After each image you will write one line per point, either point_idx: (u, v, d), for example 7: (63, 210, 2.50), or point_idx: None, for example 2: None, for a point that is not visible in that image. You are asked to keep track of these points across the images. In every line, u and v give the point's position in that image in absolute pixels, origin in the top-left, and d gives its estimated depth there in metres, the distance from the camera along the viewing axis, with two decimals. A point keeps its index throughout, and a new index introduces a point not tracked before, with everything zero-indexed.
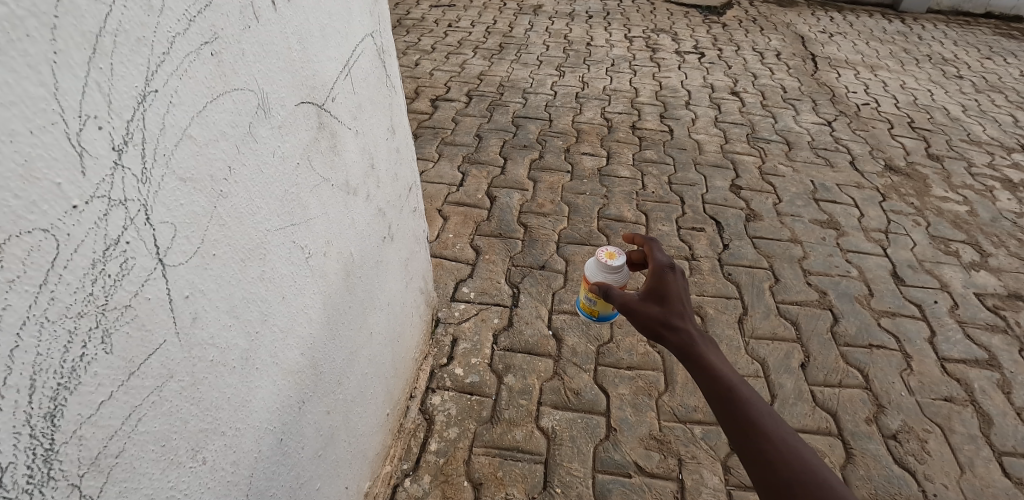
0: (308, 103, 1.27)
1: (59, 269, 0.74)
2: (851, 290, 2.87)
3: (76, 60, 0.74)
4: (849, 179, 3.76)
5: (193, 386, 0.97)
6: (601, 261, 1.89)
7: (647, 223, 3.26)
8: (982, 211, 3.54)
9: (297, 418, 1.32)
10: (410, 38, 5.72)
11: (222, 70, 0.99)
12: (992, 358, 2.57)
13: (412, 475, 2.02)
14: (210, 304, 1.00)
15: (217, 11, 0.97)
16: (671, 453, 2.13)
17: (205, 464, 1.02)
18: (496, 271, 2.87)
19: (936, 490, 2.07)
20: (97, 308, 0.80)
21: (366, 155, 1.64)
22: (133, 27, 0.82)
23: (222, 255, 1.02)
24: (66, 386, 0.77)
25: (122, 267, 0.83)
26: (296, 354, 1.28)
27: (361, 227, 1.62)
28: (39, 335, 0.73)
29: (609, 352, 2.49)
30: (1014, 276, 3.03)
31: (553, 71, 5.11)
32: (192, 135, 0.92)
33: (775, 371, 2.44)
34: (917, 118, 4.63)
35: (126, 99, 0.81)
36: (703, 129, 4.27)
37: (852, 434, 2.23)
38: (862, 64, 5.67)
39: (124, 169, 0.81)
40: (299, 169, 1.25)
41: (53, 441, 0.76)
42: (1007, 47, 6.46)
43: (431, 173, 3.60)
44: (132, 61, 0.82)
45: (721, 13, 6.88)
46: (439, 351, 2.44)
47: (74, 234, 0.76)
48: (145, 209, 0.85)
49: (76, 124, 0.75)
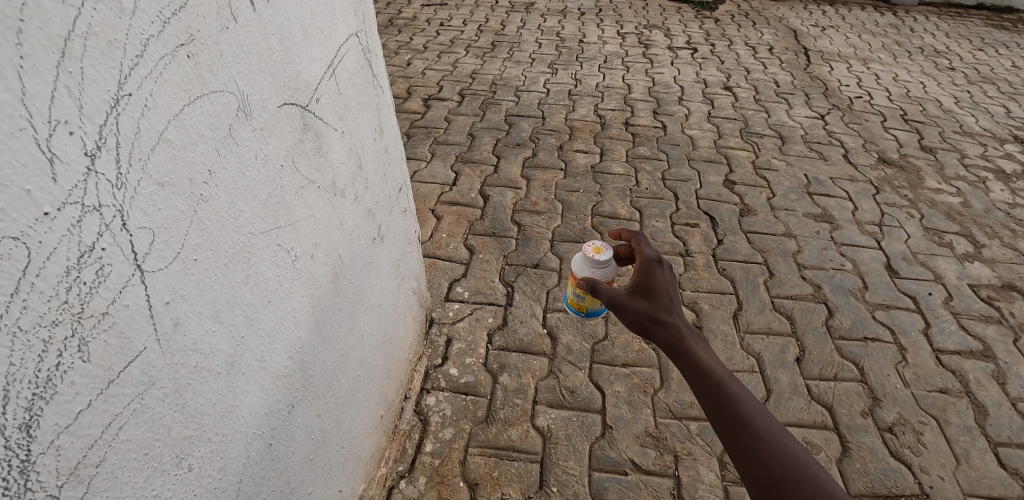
0: (291, 104, 1.26)
1: (31, 278, 0.73)
2: (846, 283, 2.87)
3: (45, 64, 0.73)
4: (842, 172, 3.76)
5: (176, 392, 0.96)
6: (588, 256, 1.88)
7: (640, 219, 3.25)
8: (975, 202, 3.54)
9: (287, 421, 1.31)
10: (402, 38, 5.70)
11: (200, 72, 0.97)
12: (986, 349, 2.58)
13: (407, 476, 2.01)
14: (192, 309, 0.99)
15: (192, 12, 0.95)
16: (667, 449, 2.12)
17: (190, 471, 1.01)
18: (490, 270, 2.86)
19: (932, 482, 2.07)
20: (72, 316, 0.78)
21: (354, 156, 1.63)
22: (104, 30, 0.80)
23: (204, 260, 1.00)
24: (42, 396, 0.75)
25: (98, 274, 0.81)
26: (283, 358, 1.27)
27: (349, 228, 1.60)
28: (12, 345, 0.71)
29: (604, 349, 2.48)
30: (1008, 267, 3.04)
31: (546, 69, 5.10)
32: (169, 139, 0.91)
33: (770, 365, 2.44)
34: (910, 110, 4.64)
35: (98, 103, 0.80)
36: (696, 124, 4.27)
37: (848, 427, 2.23)
38: (855, 57, 5.68)
39: (98, 175, 0.80)
40: (283, 171, 1.24)
41: (29, 451, 0.74)
42: (998, 38, 6.48)
43: (424, 172, 3.59)
44: (104, 65, 0.80)
45: (713, 7, 6.88)
46: (434, 352, 2.44)
47: (46, 241, 0.74)
48: (121, 215, 0.84)
49: (46, 130, 0.74)
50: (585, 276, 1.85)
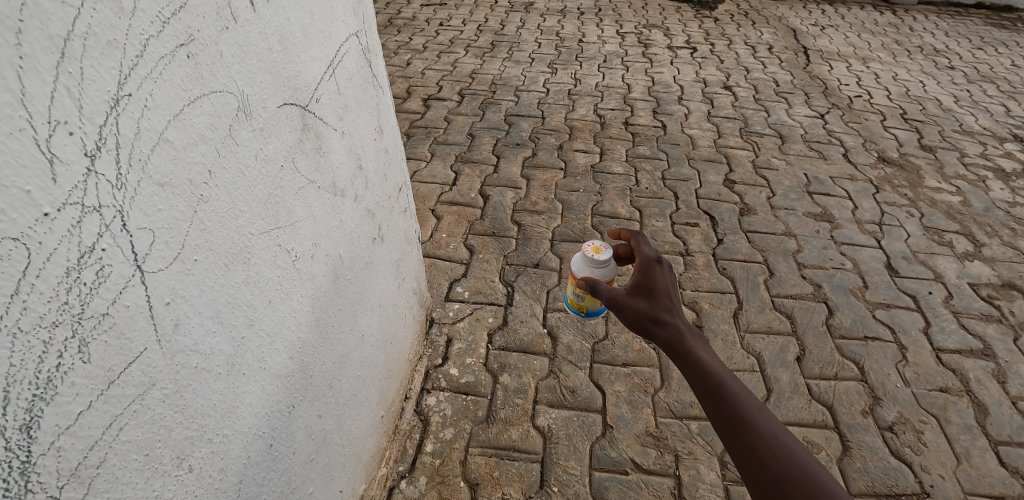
0: (291, 104, 1.26)
1: (31, 278, 0.73)
2: (846, 282, 2.87)
3: (44, 65, 0.73)
4: (842, 171, 3.76)
5: (176, 393, 0.96)
6: (587, 256, 1.88)
7: (640, 219, 3.25)
8: (975, 201, 3.54)
9: (288, 422, 1.31)
10: (402, 38, 5.70)
11: (199, 72, 0.97)
12: (987, 347, 2.57)
13: (407, 476, 2.00)
14: (193, 310, 0.99)
15: (192, 12, 0.95)
16: (668, 449, 2.12)
17: (190, 472, 1.01)
18: (490, 270, 2.86)
19: (933, 481, 2.07)
20: (72, 317, 0.78)
21: (354, 156, 1.62)
22: (104, 30, 0.80)
23: (204, 260, 1.00)
24: (42, 397, 0.75)
25: (98, 275, 0.81)
26: (284, 358, 1.27)
27: (349, 228, 1.60)
28: (12, 346, 0.71)
29: (604, 349, 2.48)
30: (1008, 265, 3.04)
31: (545, 68, 5.10)
32: (168, 139, 0.91)
33: (771, 365, 2.44)
34: (909, 109, 4.64)
35: (98, 103, 0.79)
36: (696, 124, 4.27)
37: (848, 426, 2.23)
38: (854, 56, 5.68)
39: (98, 176, 0.80)
40: (283, 171, 1.23)
41: (29, 453, 0.74)
42: (998, 37, 6.48)
43: (423, 172, 3.59)
44: (104, 65, 0.80)
45: (713, 7, 6.88)
46: (435, 351, 2.43)
47: (46, 242, 0.74)
48: (121, 215, 0.84)
49: (46, 130, 0.73)
50: (585, 276, 1.85)
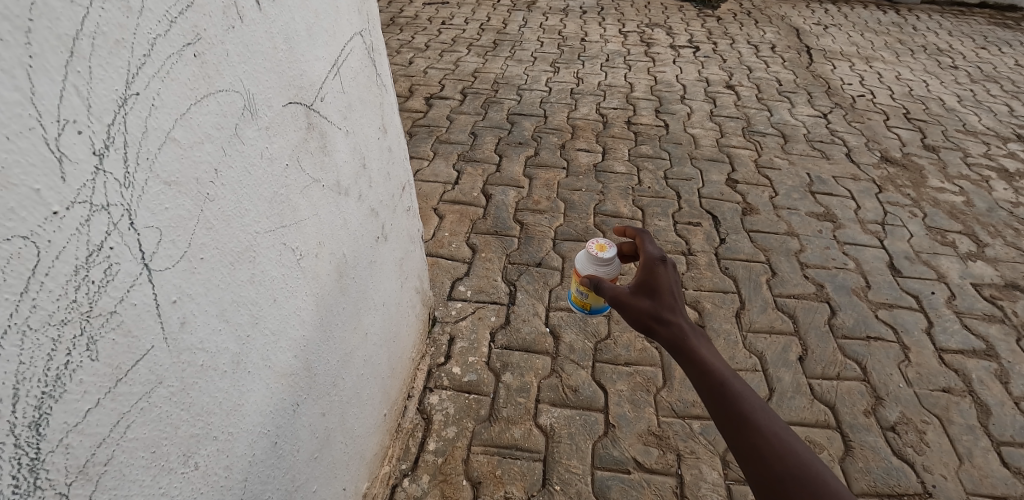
0: (296, 103, 1.26)
1: (40, 276, 0.73)
2: (848, 282, 2.87)
3: (54, 64, 0.73)
4: (845, 171, 3.76)
5: (182, 391, 0.97)
6: (592, 254, 1.89)
7: (643, 218, 3.25)
8: (978, 201, 3.54)
9: (292, 420, 1.31)
10: (404, 36, 5.70)
11: (206, 71, 0.97)
12: (989, 348, 2.57)
13: (410, 474, 2.01)
14: (199, 308, 0.99)
15: (199, 11, 0.96)
16: (670, 448, 2.13)
17: (196, 469, 1.01)
18: (492, 269, 2.87)
19: (935, 481, 2.07)
20: (80, 315, 0.78)
21: (358, 155, 1.63)
22: (112, 29, 0.80)
23: (210, 258, 1.01)
24: (51, 394, 0.75)
25: (106, 273, 0.82)
26: (288, 357, 1.27)
27: (353, 227, 1.60)
28: (21, 343, 0.72)
29: (607, 348, 2.48)
30: (1011, 266, 3.04)
31: (547, 67, 5.10)
32: (175, 138, 0.91)
33: (773, 364, 2.44)
34: (913, 109, 4.63)
35: (106, 102, 0.80)
36: (699, 123, 4.27)
37: (850, 426, 2.23)
38: (857, 56, 5.67)
39: (106, 175, 0.80)
40: (288, 170, 1.24)
41: (38, 449, 0.75)
42: (1001, 37, 6.47)
43: (426, 171, 3.59)
44: (112, 64, 0.81)
45: (715, 5, 6.87)
46: (437, 350, 2.44)
47: (54, 240, 0.75)
48: (129, 214, 0.84)
49: (55, 129, 0.74)
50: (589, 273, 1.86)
